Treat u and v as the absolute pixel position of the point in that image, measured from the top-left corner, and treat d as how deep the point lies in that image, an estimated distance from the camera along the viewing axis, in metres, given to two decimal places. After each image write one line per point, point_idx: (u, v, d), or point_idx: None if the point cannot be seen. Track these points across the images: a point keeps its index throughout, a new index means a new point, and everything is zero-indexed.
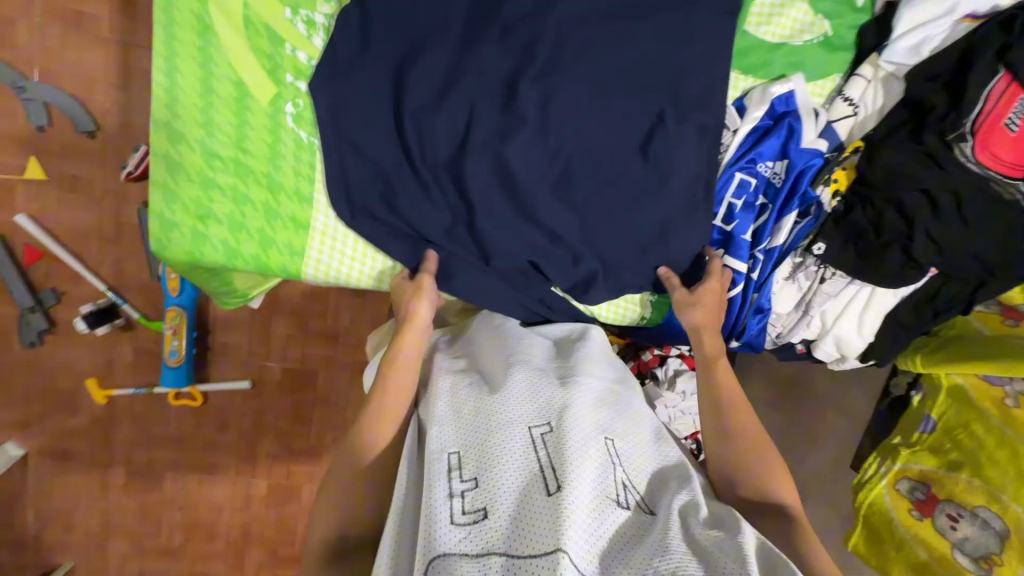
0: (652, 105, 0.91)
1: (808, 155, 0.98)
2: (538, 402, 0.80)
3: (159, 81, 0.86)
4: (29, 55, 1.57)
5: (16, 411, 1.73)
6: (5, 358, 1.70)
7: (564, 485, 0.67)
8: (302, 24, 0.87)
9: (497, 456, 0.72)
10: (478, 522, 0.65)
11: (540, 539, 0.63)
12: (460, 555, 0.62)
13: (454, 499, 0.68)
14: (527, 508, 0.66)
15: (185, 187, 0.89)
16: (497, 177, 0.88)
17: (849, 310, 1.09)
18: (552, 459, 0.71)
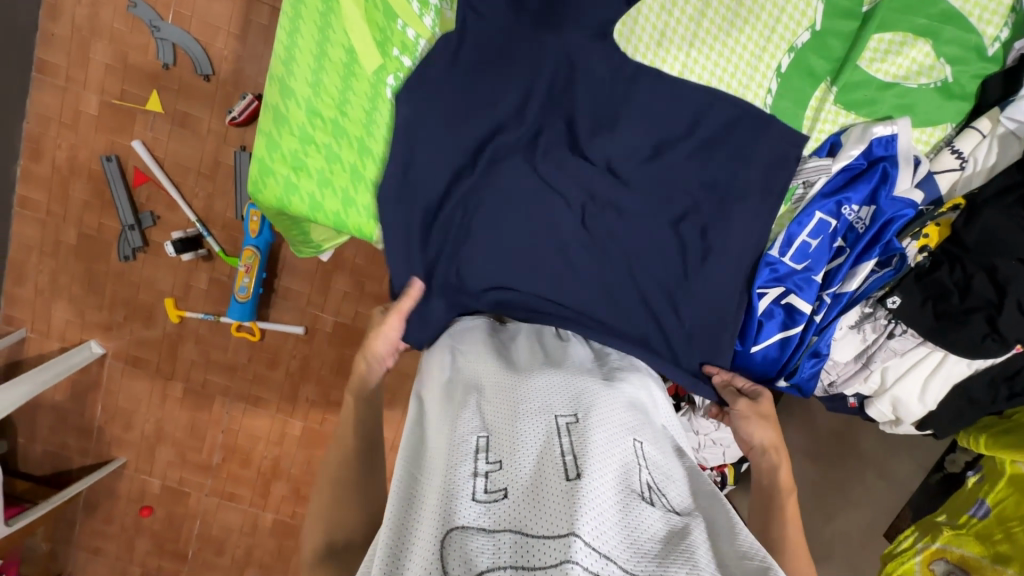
0: (713, 133, 0.99)
1: (899, 205, 0.94)
2: (567, 398, 0.80)
3: (281, 39, 0.91)
4: None
5: (102, 314, 1.93)
6: (101, 265, 1.89)
7: (585, 470, 0.66)
8: (416, 5, 0.98)
9: (520, 442, 0.73)
10: (497, 499, 0.65)
11: (558, 519, 0.61)
12: (475, 528, 0.62)
13: (476, 477, 0.68)
14: (545, 490, 0.65)
15: (286, 139, 0.95)
16: (563, 175, 0.98)
17: (914, 372, 1.04)
18: (574, 447, 0.71)
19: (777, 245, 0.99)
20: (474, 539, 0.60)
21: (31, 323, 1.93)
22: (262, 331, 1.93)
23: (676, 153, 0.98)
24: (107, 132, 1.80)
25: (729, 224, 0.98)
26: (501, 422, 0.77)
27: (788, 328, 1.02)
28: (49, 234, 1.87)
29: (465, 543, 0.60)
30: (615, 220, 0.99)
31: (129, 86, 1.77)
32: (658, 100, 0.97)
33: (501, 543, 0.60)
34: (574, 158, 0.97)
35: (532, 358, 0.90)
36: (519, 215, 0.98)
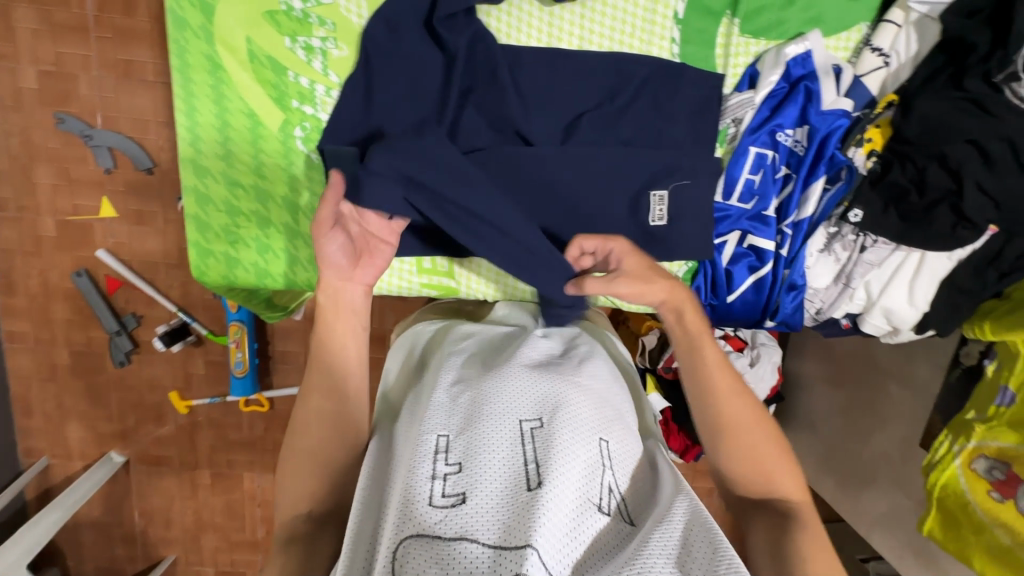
0: (630, 93, 0.95)
1: (830, 118, 0.92)
2: (534, 397, 0.81)
3: (182, 123, 0.92)
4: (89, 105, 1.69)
5: (114, 424, 1.95)
6: (100, 377, 1.91)
7: (546, 480, 0.68)
8: (302, 51, 0.90)
9: (483, 445, 0.73)
10: (456, 507, 0.67)
11: (515, 531, 0.64)
12: (432, 536, 0.63)
13: (436, 480, 0.69)
14: (505, 501, 0.68)
15: (214, 217, 0.96)
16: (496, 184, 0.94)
17: (897, 279, 1.01)
18: (537, 454, 0.72)
19: (724, 191, 1.00)
20: (430, 549, 0.62)
21: (50, 450, 1.96)
22: (270, 400, 1.94)
23: (602, 126, 0.96)
24: (70, 248, 1.80)
25: (676, 178, 0.96)
26: (464, 421, 0.77)
27: (758, 269, 1.02)
28: (43, 360, 1.89)
29: (419, 554, 0.62)
30: (547, 209, 0.96)
31: (78, 198, 1.76)
32: (570, 79, 0.94)
33: (457, 555, 0.62)
34: (501, 156, 0.94)
35: (498, 356, 0.91)
36: None
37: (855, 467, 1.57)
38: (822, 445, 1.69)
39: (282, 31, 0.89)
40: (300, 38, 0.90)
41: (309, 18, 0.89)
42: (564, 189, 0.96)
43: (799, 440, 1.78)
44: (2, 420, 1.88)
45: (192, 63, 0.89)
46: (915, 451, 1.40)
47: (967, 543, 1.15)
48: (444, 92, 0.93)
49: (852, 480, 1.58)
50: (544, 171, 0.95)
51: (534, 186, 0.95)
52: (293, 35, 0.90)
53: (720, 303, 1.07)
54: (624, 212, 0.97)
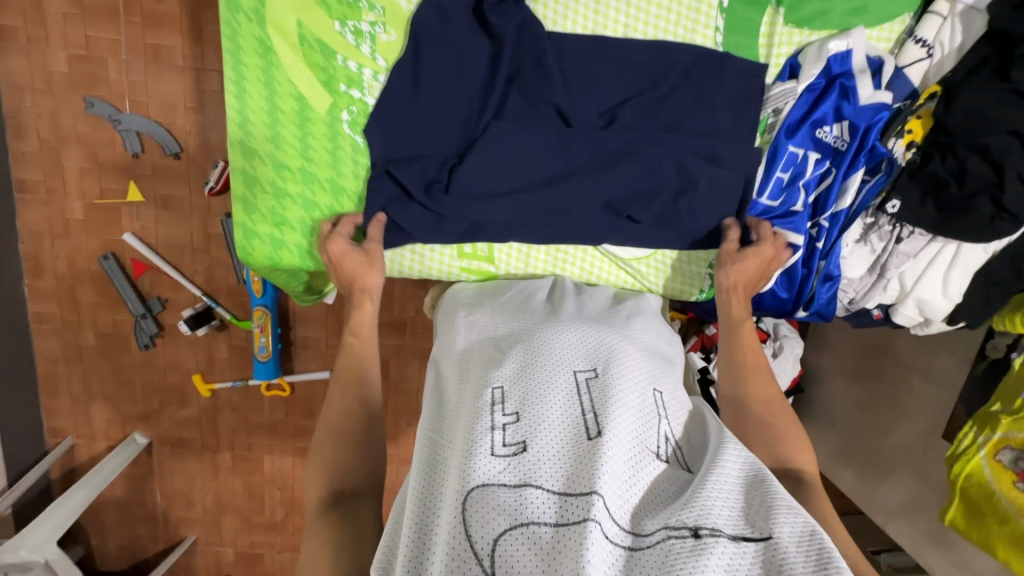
0: (672, 81, 0.96)
1: (870, 112, 0.92)
2: (584, 353, 0.83)
3: (231, 105, 0.93)
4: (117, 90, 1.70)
5: (138, 405, 1.98)
6: (125, 360, 1.94)
7: (606, 428, 0.70)
8: (351, 35, 0.92)
9: (539, 397, 0.75)
10: (518, 455, 0.68)
11: (579, 475, 0.66)
12: (498, 483, 0.65)
13: (496, 431, 0.71)
14: (565, 448, 0.70)
15: (261, 199, 0.97)
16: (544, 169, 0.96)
17: (932, 270, 1.01)
18: (594, 405, 0.74)
19: (760, 188, 1.00)
20: (497, 495, 0.64)
21: (75, 430, 1.99)
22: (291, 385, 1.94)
23: (643, 115, 0.97)
24: (97, 232, 1.82)
25: (716, 166, 0.97)
26: (518, 375, 0.79)
27: (791, 260, 1.02)
28: (70, 342, 1.91)
29: (487, 499, 0.63)
30: (592, 194, 0.98)
31: (106, 182, 1.78)
32: (614, 65, 0.95)
33: (525, 500, 0.64)
34: (544, 143, 0.95)
35: (545, 313, 0.92)
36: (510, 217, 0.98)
37: (874, 459, 1.58)
38: (840, 437, 1.70)
39: (332, 15, 0.91)
40: (349, 22, 0.91)
41: (360, 3, 0.90)
42: (607, 176, 0.96)
43: (816, 432, 1.79)
44: (29, 400, 1.92)
45: (243, 46, 0.90)
46: (937, 443, 1.41)
47: (989, 532, 1.17)
48: (489, 77, 0.94)
49: (870, 471, 1.59)
50: (585, 157, 0.96)
51: (576, 172, 0.96)
52: (342, 19, 0.91)
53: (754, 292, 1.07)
54: (664, 200, 0.98)
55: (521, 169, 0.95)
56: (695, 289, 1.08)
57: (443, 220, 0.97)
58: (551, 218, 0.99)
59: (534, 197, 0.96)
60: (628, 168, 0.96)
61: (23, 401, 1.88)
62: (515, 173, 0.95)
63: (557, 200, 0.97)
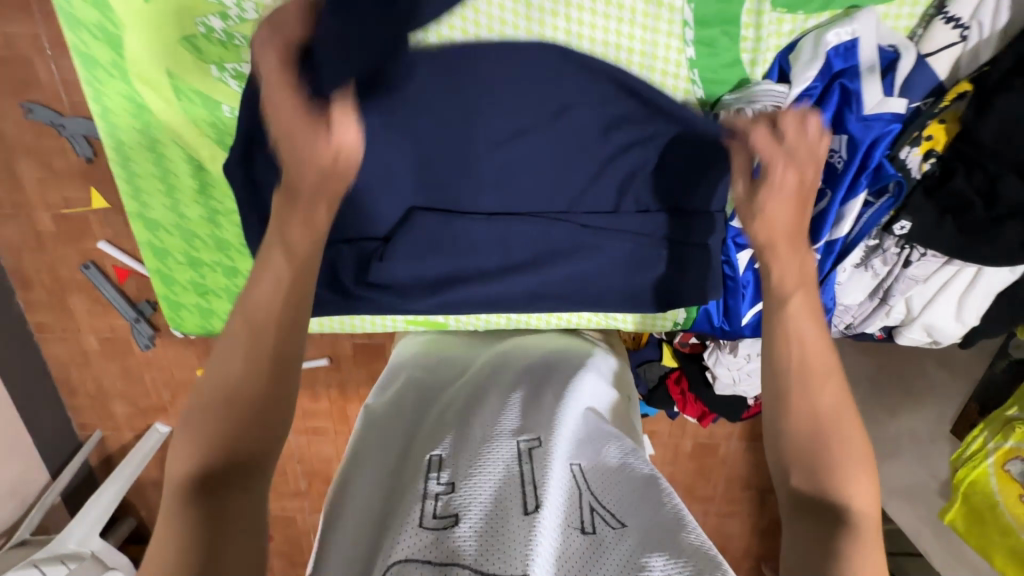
0: (634, 93, 0.79)
1: (878, 125, 0.73)
2: (531, 416, 0.74)
3: (119, 174, 0.81)
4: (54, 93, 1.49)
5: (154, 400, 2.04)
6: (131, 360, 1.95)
7: (545, 501, 0.60)
8: (235, 80, 0.76)
9: (478, 463, 0.66)
10: (449, 529, 0.59)
11: (511, 554, 0.56)
12: (419, 562, 0.55)
13: (427, 500, 0.62)
14: (501, 521, 0.59)
15: (178, 270, 0.89)
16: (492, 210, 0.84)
17: (944, 294, 0.87)
18: (536, 471, 0.65)
19: (740, 213, 0.86)
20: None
21: (102, 423, 2.01)
22: None
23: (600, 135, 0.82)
24: (71, 239, 1.68)
25: (684, 194, 0.84)
26: (462, 437, 0.71)
27: None
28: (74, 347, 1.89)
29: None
30: (539, 227, 0.84)
31: (66, 190, 1.61)
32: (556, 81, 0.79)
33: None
34: (477, 210, 0.84)
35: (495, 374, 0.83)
36: (451, 258, 0.85)
37: (882, 441, 1.52)
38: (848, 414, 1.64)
39: (206, 59, 0.74)
40: (229, 66, 0.75)
41: (235, 40, 0.73)
42: (547, 239, 0.85)
43: None
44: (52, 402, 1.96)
45: (113, 107, 0.77)
46: (945, 433, 1.33)
47: (991, 545, 1.11)
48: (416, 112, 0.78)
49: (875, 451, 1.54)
50: (521, 227, 0.84)
51: (512, 233, 0.84)
52: (219, 63, 0.75)
53: (734, 326, 0.96)
54: (634, 243, 0.85)
55: (448, 244, 0.84)
56: (668, 320, 0.96)
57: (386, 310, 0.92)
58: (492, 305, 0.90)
59: (469, 286, 0.87)
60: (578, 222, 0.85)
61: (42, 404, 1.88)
62: (445, 262, 0.86)
63: (495, 286, 0.87)
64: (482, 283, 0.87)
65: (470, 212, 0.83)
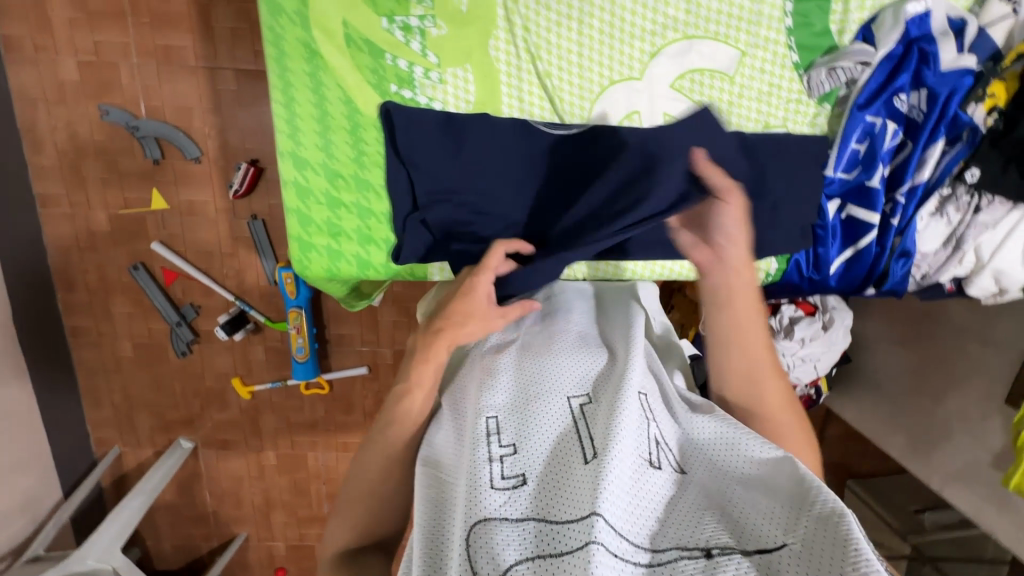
0: (741, 57, 0.92)
1: (953, 78, 0.87)
2: (578, 379, 0.82)
3: (279, 114, 0.89)
4: (129, 93, 1.49)
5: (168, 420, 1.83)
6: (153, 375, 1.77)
7: (599, 448, 0.67)
8: (400, 31, 0.86)
9: (535, 427, 0.74)
10: (518, 488, 0.66)
11: (579, 498, 0.62)
12: (499, 518, 0.63)
13: (493, 463, 0.69)
14: (564, 474, 0.66)
15: (316, 211, 0.94)
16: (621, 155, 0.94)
17: (1011, 239, 0.98)
18: (587, 428, 0.72)
19: (832, 161, 0.96)
20: (500, 531, 0.61)
21: (120, 440, 1.84)
22: (330, 383, 1.79)
23: (710, 92, 0.94)
24: (123, 241, 1.63)
25: (784, 145, 0.96)
26: (517, 399, 0.78)
27: (861, 240, 0.99)
28: (106, 353, 1.74)
29: (490, 535, 0.61)
30: None
31: (129, 190, 1.58)
32: (677, 46, 0.91)
33: (529, 533, 0.61)
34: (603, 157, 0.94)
35: (546, 335, 0.90)
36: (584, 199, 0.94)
37: (930, 425, 1.57)
38: (890, 406, 1.70)
39: (379, 12, 0.85)
40: (398, 18, 0.86)
41: None
42: None
43: (862, 399, 1.80)
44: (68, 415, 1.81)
45: (289, 51, 0.86)
46: (996, 408, 1.40)
47: None
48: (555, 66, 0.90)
49: (925, 438, 1.58)
50: None
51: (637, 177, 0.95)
52: (390, 15, 0.86)
53: (821, 277, 1.04)
54: (746, 187, 0.96)
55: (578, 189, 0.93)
56: (760, 271, 1.05)
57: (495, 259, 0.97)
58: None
59: None
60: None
61: (61, 412, 1.71)
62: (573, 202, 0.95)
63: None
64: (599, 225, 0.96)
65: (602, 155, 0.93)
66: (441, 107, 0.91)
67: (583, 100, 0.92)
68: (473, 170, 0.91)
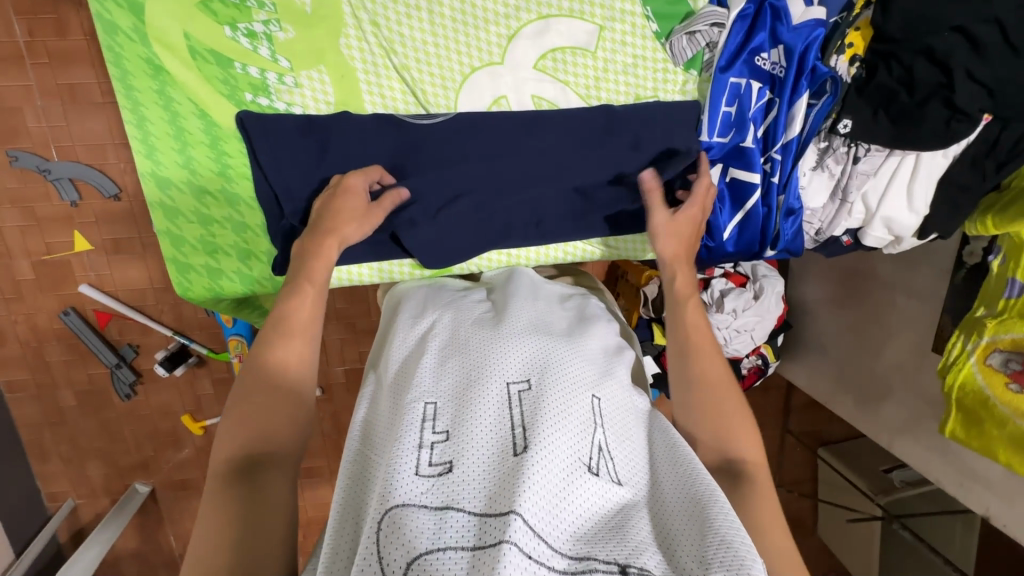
0: (599, 32, 0.92)
1: (805, 30, 0.87)
2: (528, 358, 0.72)
3: (133, 134, 0.87)
4: (37, 134, 1.35)
5: (115, 470, 1.71)
6: (94, 423, 1.65)
7: (534, 444, 0.60)
8: (245, 38, 0.85)
9: (473, 410, 0.65)
10: (443, 475, 0.58)
11: (501, 496, 0.55)
12: (417, 506, 0.55)
13: (422, 449, 0.61)
14: (492, 469, 0.59)
15: (188, 229, 0.92)
16: (501, 138, 0.93)
17: (894, 186, 0.98)
18: (526, 417, 0.64)
19: (706, 127, 0.96)
20: (416, 519, 0.54)
21: (74, 490, 1.71)
22: None
23: (575, 69, 0.94)
24: (51, 287, 1.50)
25: (664, 116, 0.95)
26: (458, 380, 0.70)
27: (747, 203, 0.99)
28: (48, 404, 1.60)
29: (404, 524, 0.53)
30: (540, 153, 0.94)
31: (49, 235, 1.45)
32: (535, 27, 0.90)
33: (444, 525, 0.54)
34: (473, 146, 0.92)
35: (500, 319, 0.80)
36: (461, 185, 0.93)
37: (870, 383, 1.56)
38: (836, 369, 1.67)
39: (220, 21, 0.84)
40: (241, 25, 0.84)
41: (247, 2, 0.83)
42: (546, 165, 0.94)
43: (809, 362, 1.77)
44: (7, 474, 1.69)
45: (132, 69, 0.84)
46: (928, 356, 1.38)
47: (991, 439, 1.13)
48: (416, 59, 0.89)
49: (870, 395, 1.57)
50: (522, 157, 0.94)
51: (516, 160, 0.94)
52: (232, 23, 0.84)
53: (716, 245, 1.03)
54: (626, 159, 0.96)
55: (457, 173, 0.92)
56: None
57: (393, 255, 0.98)
58: (492, 245, 0.97)
59: (470, 223, 0.95)
60: (563, 151, 0.94)
61: (9, 474, 1.59)
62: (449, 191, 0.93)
63: (490, 216, 0.95)
64: (483, 216, 0.95)
65: (480, 142, 0.92)
66: (302, 111, 0.89)
67: (446, 90, 0.91)
68: (338, 173, 0.88)
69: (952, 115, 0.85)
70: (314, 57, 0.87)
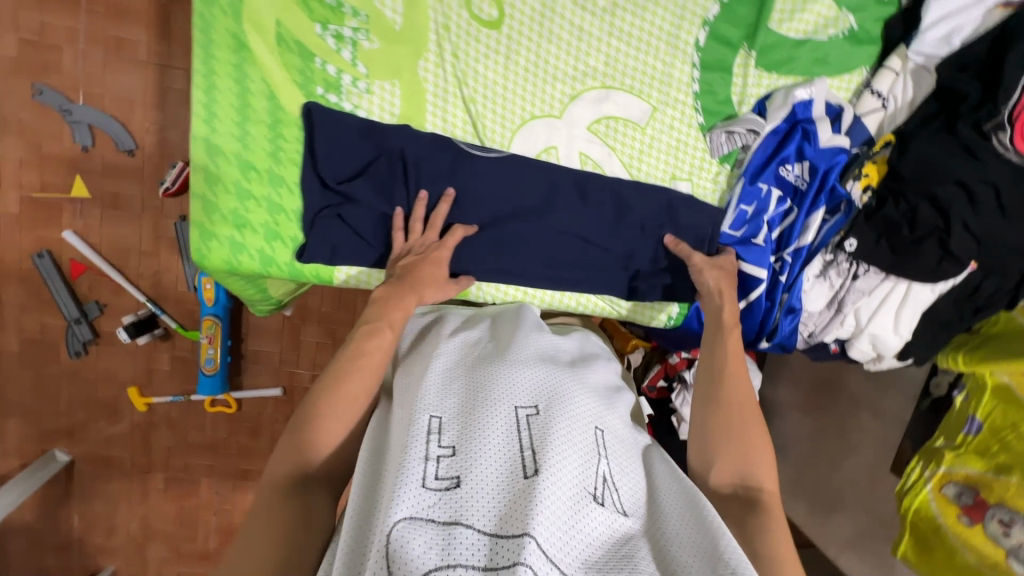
0: (652, 111, 1.00)
1: (830, 154, 0.99)
2: (536, 384, 0.74)
3: (198, 98, 0.88)
4: (71, 77, 1.35)
5: (38, 431, 1.57)
6: (32, 376, 1.54)
7: (543, 467, 0.60)
8: (332, 39, 0.90)
9: (481, 428, 0.65)
10: (451, 491, 0.59)
11: (512, 517, 0.56)
12: (426, 522, 0.55)
13: (429, 463, 0.61)
14: (501, 490, 0.59)
15: (223, 199, 0.92)
16: (545, 183, 0.98)
17: (885, 308, 1.06)
18: (533, 439, 0.65)
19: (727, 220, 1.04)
20: (425, 535, 0.54)
21: None
22: (239, 401, 1.61)
23: (624, 138, 1.01)
24: (33, 226, 1.44)
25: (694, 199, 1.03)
26: (466, 398, 0.71)
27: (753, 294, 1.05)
28: None
29: (412, 538, 0.53)
30: (577, 206, 0.99)
31: (48, 174, 1.41)
32: (596, 93, 0.98)
33: (452, 541, 0.54)
34: (517, 184, 0.97)
35: (509, 344, 0.82)
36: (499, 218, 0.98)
37: (825, 493, 1.60)
38: (794, 473, 1.71)
39: (313, 18, 0.89)
40: (331, 26, 0.90)
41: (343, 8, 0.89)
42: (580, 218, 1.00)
43: None
44: None
45: (216, 39, 0.87)
46: (885, 476, 1.44)
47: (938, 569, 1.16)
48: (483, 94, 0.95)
49: (824, 504, 1.60)
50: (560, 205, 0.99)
51: (553, 206, 0.99)
52: (324, 23, 0.89)
53: None
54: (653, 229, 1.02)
55: (500, 204, 0.97)
56: (663, 316, 1.10)
57: None
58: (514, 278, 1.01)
59: (500, 254, 0.99)
60: (597, 210, 1.00)
61: None
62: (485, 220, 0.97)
63: (517, 255, 0.99)
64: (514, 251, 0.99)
65: (524, 182, 0.97)
66: (366, 115, 0.93)
67: (503, 129, 0.97)
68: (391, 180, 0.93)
69: (943, 257, 0.95)
70: (389, 70, 0.92)
